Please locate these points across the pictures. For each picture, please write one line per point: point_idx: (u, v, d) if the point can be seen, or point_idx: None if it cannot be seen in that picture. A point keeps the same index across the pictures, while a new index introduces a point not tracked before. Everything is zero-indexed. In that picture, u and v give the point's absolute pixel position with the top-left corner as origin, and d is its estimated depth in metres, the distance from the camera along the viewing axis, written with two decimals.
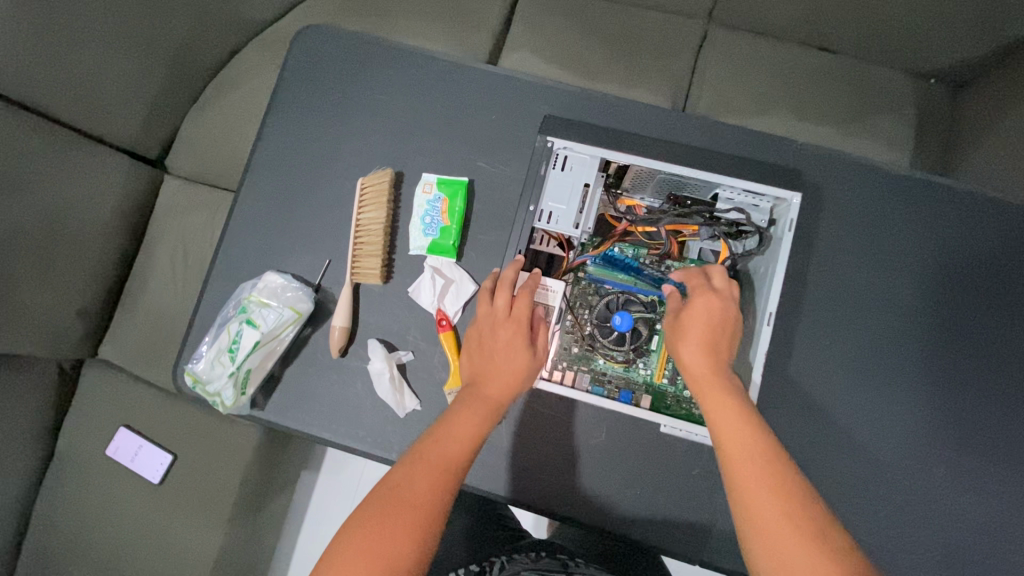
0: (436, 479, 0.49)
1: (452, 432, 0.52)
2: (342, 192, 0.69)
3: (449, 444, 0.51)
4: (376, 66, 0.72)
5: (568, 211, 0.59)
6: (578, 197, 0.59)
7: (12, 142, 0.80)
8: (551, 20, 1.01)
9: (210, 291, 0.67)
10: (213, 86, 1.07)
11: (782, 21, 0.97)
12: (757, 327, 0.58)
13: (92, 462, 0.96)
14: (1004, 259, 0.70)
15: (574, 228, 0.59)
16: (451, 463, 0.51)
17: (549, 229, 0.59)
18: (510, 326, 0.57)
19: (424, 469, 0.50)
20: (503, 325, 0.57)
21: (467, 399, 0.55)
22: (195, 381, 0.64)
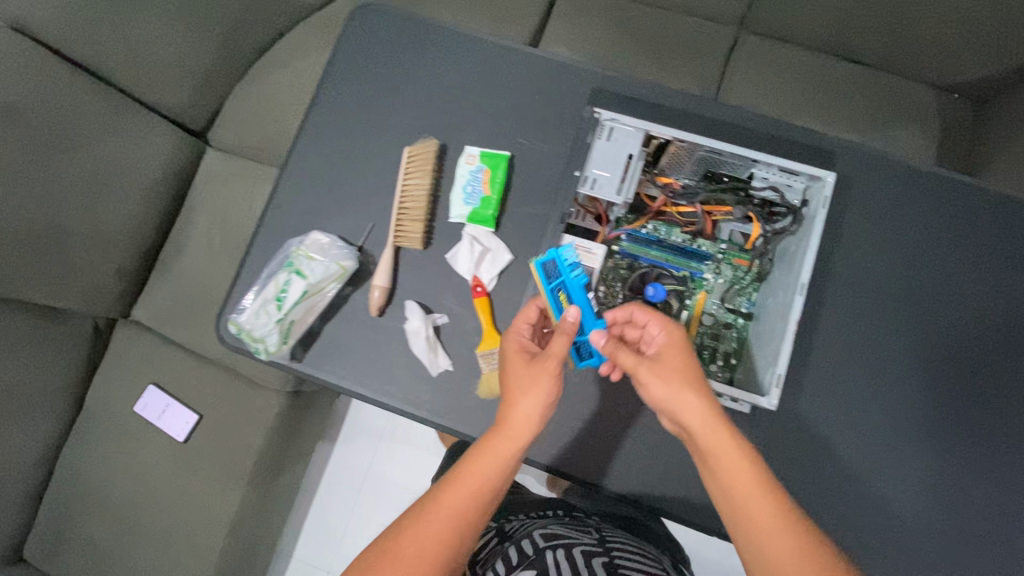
0: (447, 517, 0.50)
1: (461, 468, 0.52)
2: (389, 161, 0.71)
3: (456, 482, 0.52)
4: (427, 44, 0.75)
5: (611, 177, 0.58)
6: (622, 164, 0.58)
7: (68, 103, 0.85)
8: (589, 19, 1.05)
9: (257, 247, 0.70)
10: (259, 64, 1.10)
11: (811, 30, 1.00)
12: (788, 307, 0.58)
13: (118, 418, 0.99)
14: None
15: (616, 195, 0.57)
16: (461, 500, 0.51)
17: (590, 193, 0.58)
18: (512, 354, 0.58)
19: (433, 512, 0.50)
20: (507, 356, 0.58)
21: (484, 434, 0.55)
22: (238, 330, 0.66)
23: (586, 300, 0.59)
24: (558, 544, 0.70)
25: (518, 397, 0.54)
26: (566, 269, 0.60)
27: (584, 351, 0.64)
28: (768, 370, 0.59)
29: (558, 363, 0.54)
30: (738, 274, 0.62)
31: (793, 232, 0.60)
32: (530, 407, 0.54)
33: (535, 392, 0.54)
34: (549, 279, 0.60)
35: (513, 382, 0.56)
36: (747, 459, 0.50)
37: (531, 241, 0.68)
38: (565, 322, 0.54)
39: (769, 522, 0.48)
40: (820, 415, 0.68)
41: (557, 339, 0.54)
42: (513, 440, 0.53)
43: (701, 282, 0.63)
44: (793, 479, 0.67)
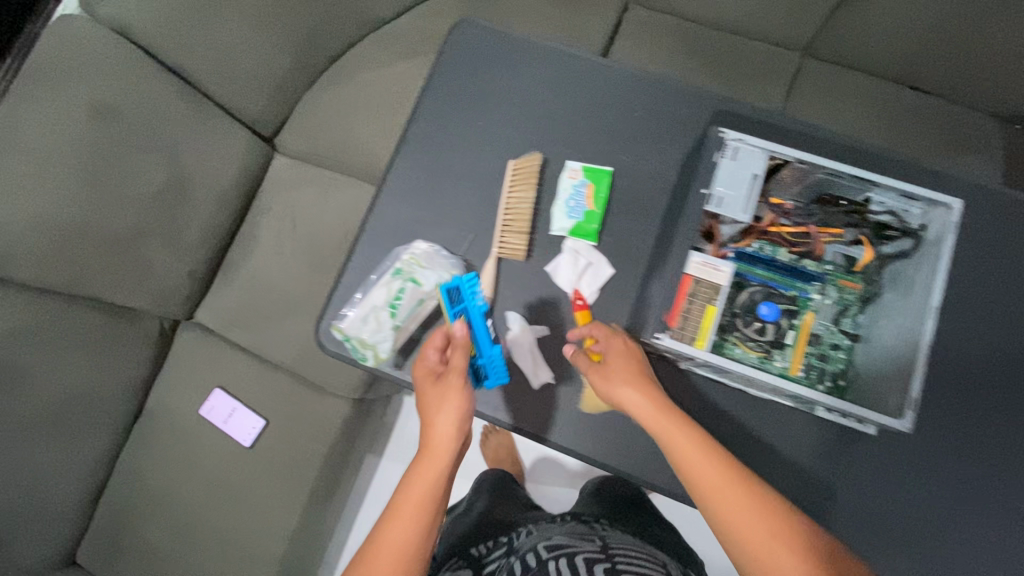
0: (399, 548, 0.54)
1: (405, 496, 0.56)
2: (490, 171, 0.71)
3: (403, 512, 0.55)
4: (528, 57, 0.75)
5: (738, 197, 0.56)
6: (750, 185, 0.56)
7: (157, 110, 0.87)
8: (655, 41, 1.08)
9: (358, 254, 0.69)
10: (328, 72, 1.09)
11: (879, 57, 1.01)
12: (911, 328, 0.57)
13: (180, 422, 0.97)
14: None
15: (744, 215, 0.56)
16: (410, 530, 0.55)
17: (719, 214, 0.56)
18: (424, 380, 0.60)
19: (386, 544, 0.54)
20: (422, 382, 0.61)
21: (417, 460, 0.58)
22: (344, 336, 0.66)
23: (484, 325, 0.64)
24: (559, 552, 0.69)
25: (436, 420, 0.58)
26: (470, 296, 0.64)
27: (479, 373, 0.65)
28: (890, 393, 0.58)
29: (461, 376, 0.59)
30: (845, 296, 0.62)
31: (911, 255, 0.59)
32: (448, 428, 0.58)
33: (448, 411, 0.58)
34: (452, 303, 0.63)
35: (427, 403, 0.59)
36: (687, 433, 0.54)
37: (635, 257, 0.69)
38: (457, 338, 0.60)
39: (720, 484, 0.52)
40: (957, 442, 0.63)
41: (456, 355, 0.60)
42: (440, 459, 0.57)
43: (807, 302, 0.63)
44: (930, 509, 0.62)
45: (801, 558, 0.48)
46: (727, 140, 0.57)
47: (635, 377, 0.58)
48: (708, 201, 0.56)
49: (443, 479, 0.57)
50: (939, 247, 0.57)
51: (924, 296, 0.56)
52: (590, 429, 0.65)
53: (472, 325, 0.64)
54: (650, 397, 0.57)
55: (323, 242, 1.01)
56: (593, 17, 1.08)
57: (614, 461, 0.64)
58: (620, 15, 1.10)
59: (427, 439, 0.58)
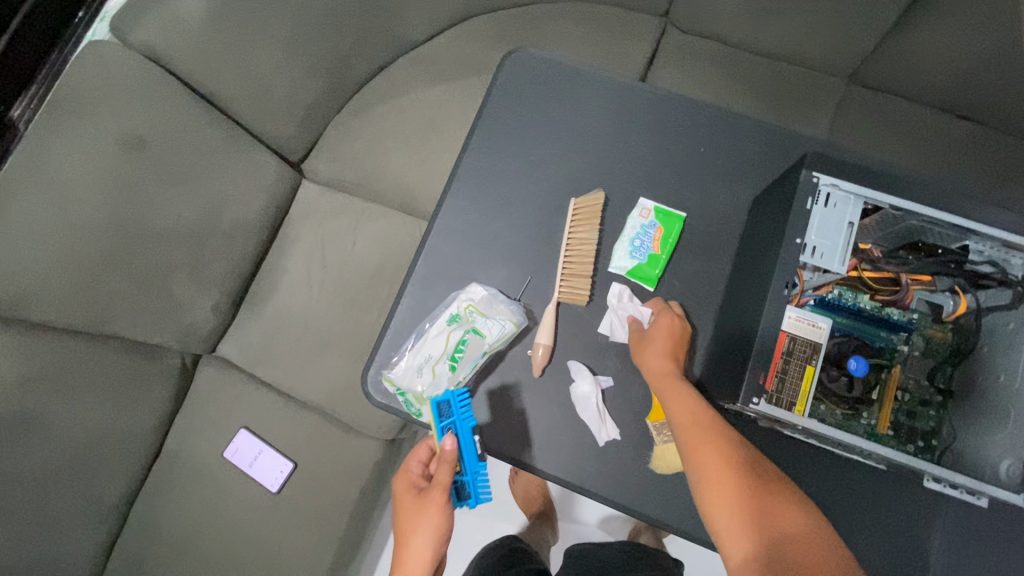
0: None
1: None
2: (548, 210, 0.67)
3: None
4: (585, 88, 0.71)
5: (834, 247, 0.53)
6: (848, 234, 0.53)
7: (186, 138, 0.83)
8: (697, 66, 1.05)
9: (408, 298, 0.65)
10: (360, 97, 1.05)
11: (930, 87, 0.98)
12: (1018, 390, 0.54)
13: (203, 465, 0.92)
14: None
15: (841, 267, 0.52)
16: None
17: (817, 265, 0.52)
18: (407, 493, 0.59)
19: None
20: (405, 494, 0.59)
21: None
22: (396, 388, 0.61)
23: (471, 442, 0.58)
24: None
25: (413, 539, 0.57)
26: (459, 410, 0.58)
27: (461, 491, 0.59)
28: (994, 459, 0.54)
29: (442, 495, 0.57)
30: (934, 347, 0.58)
31: (1013, 308, 0.55)
32: (422, 546, 0.57)
33: (427, 530, 0.57)
34: (440, 418, 0.57)
35: (408, 518, 0.58)
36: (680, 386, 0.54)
37: (704, 302, 0.65)
38: (444, 453, 0.56)
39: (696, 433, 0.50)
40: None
41: (439, 472, 0.56)
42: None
43: (894, 353, 0.59)
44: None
45: (762, 526, 0.45)
46: (820, 185, 0.54)
47: (669, 351, 0.58)
48: (803, 251, 0.52)
49: None
50: None
51: None
52: (663, 490, 0.60)
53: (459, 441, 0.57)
54: (662, 360, 0.57)
55: (354, 274, 0.97)
56: (628, 41, 1.05)
57: (690, 526, 0.60)
58: (656, 39, 1.07)
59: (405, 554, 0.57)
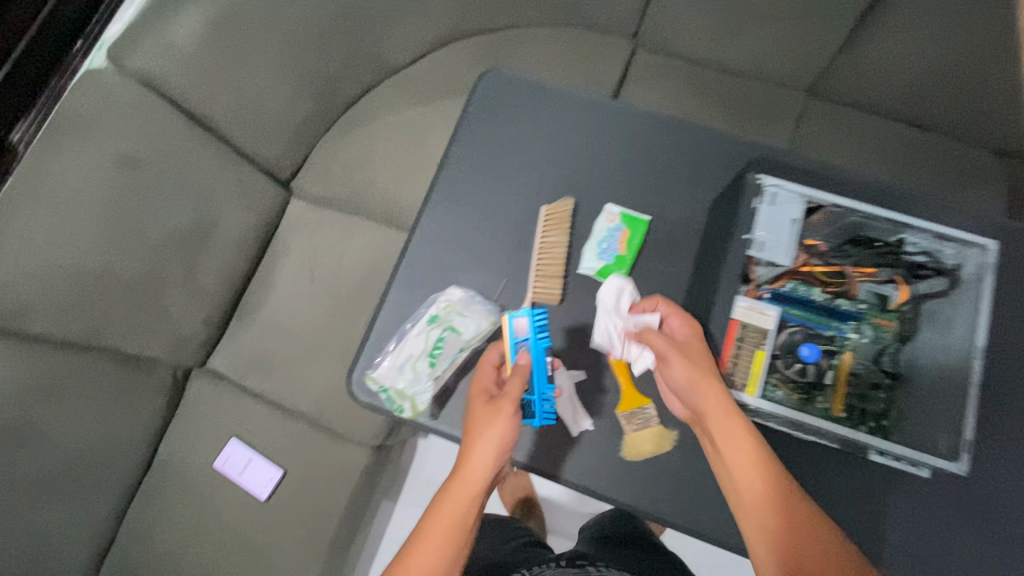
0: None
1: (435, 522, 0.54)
2: (521, 217, 0.72)
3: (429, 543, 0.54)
4: (556, 103, 0.76)
5: (779, 242, 0.62)
6: (790, 231, 0.61)
7: (177, 157, 0.87)
8: (667, 82, 1.11)
9: (390, 301, 0.69)
10: (347, 117, 1.10)
11: (884, 96, 1.04)
12: (955, 370, 0.59)
13: (193, 475, 0.93)
14: None
15: (786, 261, 0.62)
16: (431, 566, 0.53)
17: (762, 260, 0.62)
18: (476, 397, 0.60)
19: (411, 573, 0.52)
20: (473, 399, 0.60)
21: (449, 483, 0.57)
22: (379, 386, 0.65)
23: (543, 365, 0.62)
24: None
25: (477, 443, 0.57)
26: (535, 330, 0.63)
27: (526, 409, 0.63)
28: (938, 435, 0.58)
29: (512, 404, 0.58)
30: (882, 335, 0.63)
31: (948, 294, 0.60)
32: (482, 454, 0.56)
33: (493, 436, 0.57)
34: (517, 335, 0.63)
35: (474, 422, 0.58)
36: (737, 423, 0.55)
37: (669, 298, 0.68)
38: (518, 367, 0.61)
39: (753, 482, 0.53)
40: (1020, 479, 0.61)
41: (513, 382, 0.59)
42: (471, 484, 0.56)
43: (844, 342, 0.63)
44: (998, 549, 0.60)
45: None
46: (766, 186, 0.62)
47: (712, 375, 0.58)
48: (750, 247, 0.62)
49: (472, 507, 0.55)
50: (980, 288, 0.58)
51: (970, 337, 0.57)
52: (636, 477, 0.63)
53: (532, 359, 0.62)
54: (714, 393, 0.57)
55: (343, 285, 1.00)
56: (603, 60, 1.12)
57: (663, 510, 0.62)
58: (629, 58, 1.13)
59: (462, 458, 0.57)
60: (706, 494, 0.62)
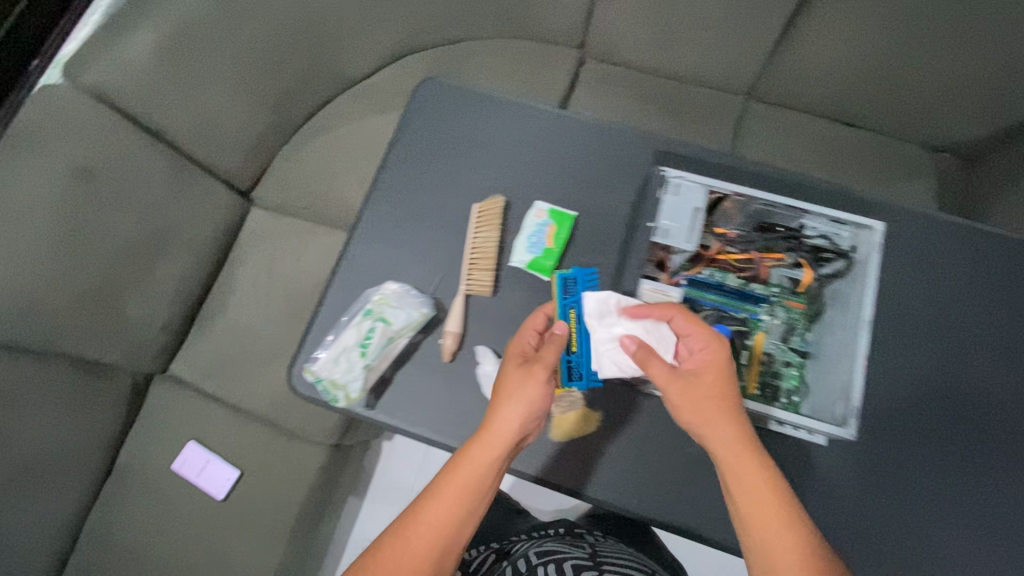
0: (438, 535, 0.54)
1: (456, 479, 0.56)
2: (455, 215, 0.75)
3: (446, 499, 0.55)
4: (488, 107, 0.80)
5: (681, 228, 0.68)
6: (690, 217, 0.68)
7: (132, 167, 0.90)
8: (612, 89, 1.15)
9: (329, 298, 0.72)
10: (305, 129, 1.15)
11: (816, 97, 1.09)
12: (852, 344, 0.63)
13: (152, 477, 0.96)
14: None
15: (688, 244, 0.68)
16: (445, 522, 0.54)
17: (665, 242, 0.68)
18: (511, 361, 0.62)
19: (426, 528, 0.54)
20: (508, 363, 0.62)
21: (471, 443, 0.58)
22: (316, 378, 0.68)
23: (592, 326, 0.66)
24: (549, 558, 0.82)
25: (505, 407, 0.58)
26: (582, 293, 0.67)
27: (573, 373, 0.66)
28: (836, 403, 0.63)
29: (546, 370, 0.59)
30: (792, 316, 0.66)
31: (846, 274, 0.66)
32: (510, 421, 0.58)
33: (520, 401, 0.58)
34: (566, 294, 0.67)
35: (504, 384, 0.60)
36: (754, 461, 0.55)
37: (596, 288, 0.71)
38: (554, 335, 0.62)
39: (766, 514, 0.52)
40: (913, 452, 0.66)
41: (549, 349, 0.61)
42: (493, 447, 0.57)
43: (758, 323, 0.67)
44: (896, 519, 0.63)
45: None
46: (669, 177, 0.70)
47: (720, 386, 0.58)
48: (654, 232, 0.68)
49: (492, 469, 0.57)
50: (868, 265, 0.64)
51: (860, 311, 0.63)
52: (559, 456, 0.67)
53: (580, 321, 0.65)
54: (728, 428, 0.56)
55: (299, 290, 1.03)
56: (551, 71, 1.16)
57: (584, 487, 0.66)
58: (575, 69, 1.18)
59: (487, 422, 0.58)
60: (624, 471, 0.66)
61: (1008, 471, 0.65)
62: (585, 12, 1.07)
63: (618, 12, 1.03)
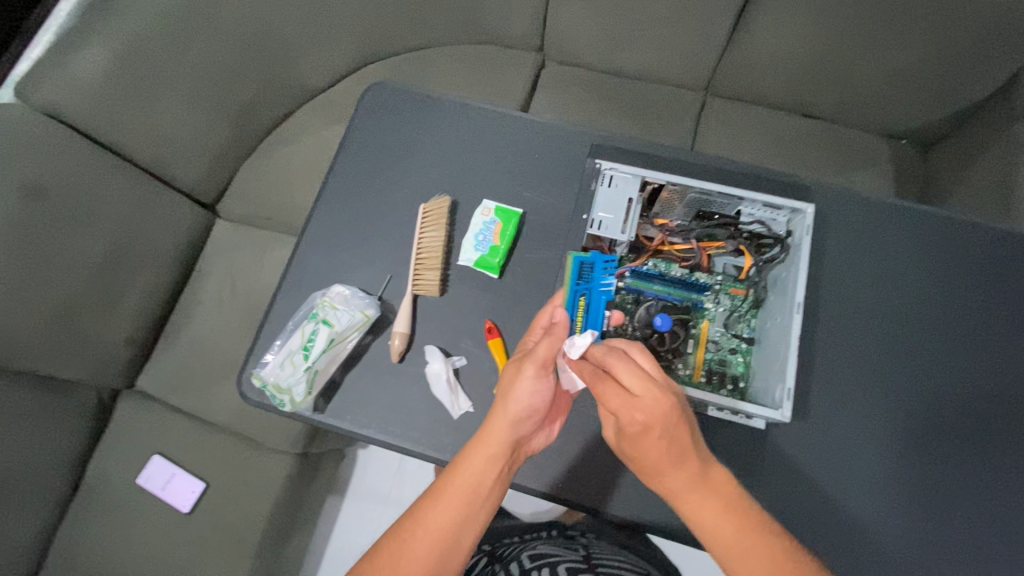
0: (436, 545, 0.50)
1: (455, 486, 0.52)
2: (402, 217, 0.76)
3: (442, 509, 0.52)
4: (434, 109, 0.81)
5: (616, 219, 0.68)
6: (625, 208, 0.67)
7: (90, 184, 0.91)
8: (569, 89, 1.16)
9: (279, 305, 0.73)
10: (268, 141, 1.16)
11: (769, 92, 1.10)
12: (786, 327, 0.63)
13: (118, 493, 0.95)
14: (1013, 271, 0.71)
15: (622, 233, 0.67)
16: (443, 530, 0.51)
17: (599, 234, 0.67)
18: (514, 361, 0.59)
19: (425, 534, 0.51)
20: (511, 363, 0.59)
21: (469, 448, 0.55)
22: (263, 383, 0.68)
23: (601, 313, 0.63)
24: (543, 562, 0.76)
25: (503, 406, 0.55)
26: (598, 280, 0.65)
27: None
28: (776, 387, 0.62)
29: (541, 360, 0.56)
30: (736, 303, 0.67)
31: (782, 258, 0.66)
32: (507, 420, 0.55)
33: (518, 396, 0.55)
34: (577, 279, 0.65)
35: (504, 383, 0.57)
36: (708, 500, 0.47)
37: (542, 283, 0.72)
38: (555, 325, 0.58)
39: (731, 541, 0.47)
40: (858, 431, 0.66)
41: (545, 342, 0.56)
42: (490, 451, 0.54)
43: (703, 312, 0.67)
44: (844, 500, 0.64)
45: None
46: (602, 169, 0.69)
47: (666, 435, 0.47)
48: (589, 224, 0.68)
49: (491, 471, 0.53)
50: (801, 248, 0.64)
51: (791, 293, 0.63)
52: None
53: (588, 304, 0.63)
54: (676, 469, 0.48)
55: (263, 300, 1.03)
56: (509, 76, 1.17)
57: (531, 480, 0.67)
58: (535, 72, 1.18)
59: (484, 424, 0.56)
60: (571, 461, 0.67)
61: (955, 449, 0.65)
62: (540, 15, 1.07)
63: (571, 13, 1.03)
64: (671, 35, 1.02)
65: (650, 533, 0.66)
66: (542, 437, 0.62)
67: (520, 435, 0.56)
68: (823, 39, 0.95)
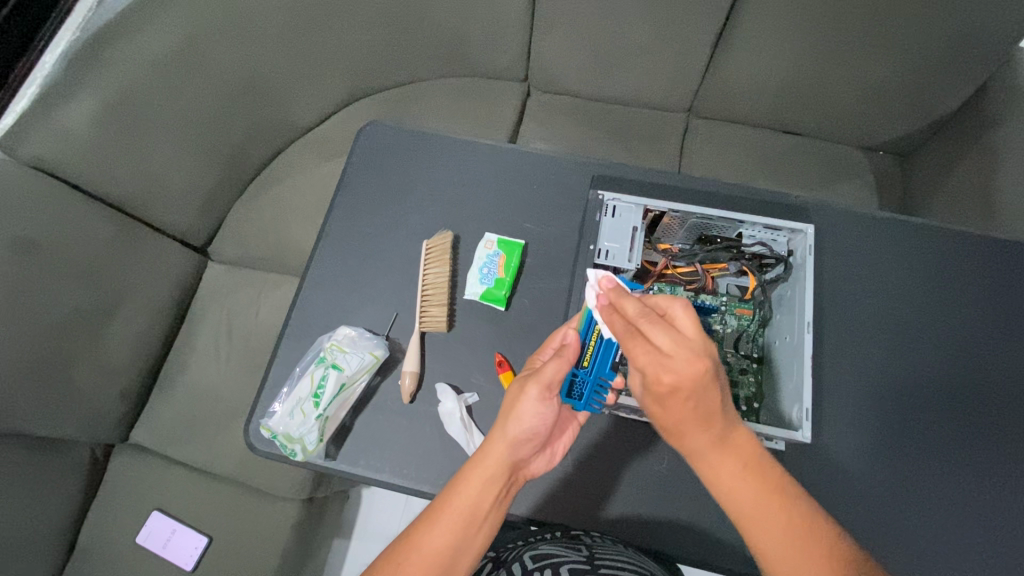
0: (432, 567, 0.49)
1: (455, 503, 0.52)
2: (405, 254, 0.76)
3: (439, 529, 0.51)
4: (429, 145, 0.81)
5: (622, 249, 0.68)
6: (630, 237, 0.68)
7: (81, 235, 0.89)
8: (557, 118, 1.18)
9: (284, 351, 0.72)
10: (259, 182, 1.16)
11: (750, 113, 1.13)
12: (797, 346, 0.63)
13: (115, 555, 0.91)
14: (1000, 274, 0.73)
15: (629, 262, 0.68)
16: (439, 550, 0.50)
17: (607, 265, 0.68)
18: (520, 378, 0.59)
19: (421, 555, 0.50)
20: (516, 380, 0.59)
21: (470, 465, 0.54)
22: (272, 434, 0.66)
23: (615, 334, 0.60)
24: (545, 563, 0.68)
25: (507, 423, 0.55)
26: None
27: (574, 389, 0.60)
28: (793, 407, 0.63)
29: (547, 383, 0.55)
30: (744, 322, 0.68)
31: (787, 278, 0.68)
32: (507, 440, 0.54)
33: (521, 413, 0.55)
34: None
35: (509, 400, 0.57)
36: (738, 466, 0.46)
37: (550, 313, 0.72)
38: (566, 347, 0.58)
39: (760, 515, 0.45)
40: (875, 443, 0.66)
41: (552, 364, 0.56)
42: (490, 469, 0.53)
43: (712, 333, 0.68)
44: (865, 516, 0.63)
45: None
46: (605, 201, 0.71)
47: (696, 394, 0.44)
48: (596, 255, 0.69)
49: (491, 491, 0.53)
50: (803, 268, 0.66)
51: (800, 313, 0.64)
52: (531, 487, 0.67)
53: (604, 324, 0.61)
54: (707, 429, 0.45)
55: (261, 342, 1.02)
56: (495, 107, 1.19)
57: (550, 514, 0.66)
58: (521, 102, 1.20)
59: (485, 442, 0.55)
60: (590, 492, 0.66)
61: (966, 454, 0.66)
62: (524, 47, 1.10)
63: (555, 43, 1.06)
64: (655, 61, 1.05)
65: (683, 564, 0.65)
66: (541, 461, 0.61)
67: (519, 457, 0.55)
68: (799, 60, 0.99)
